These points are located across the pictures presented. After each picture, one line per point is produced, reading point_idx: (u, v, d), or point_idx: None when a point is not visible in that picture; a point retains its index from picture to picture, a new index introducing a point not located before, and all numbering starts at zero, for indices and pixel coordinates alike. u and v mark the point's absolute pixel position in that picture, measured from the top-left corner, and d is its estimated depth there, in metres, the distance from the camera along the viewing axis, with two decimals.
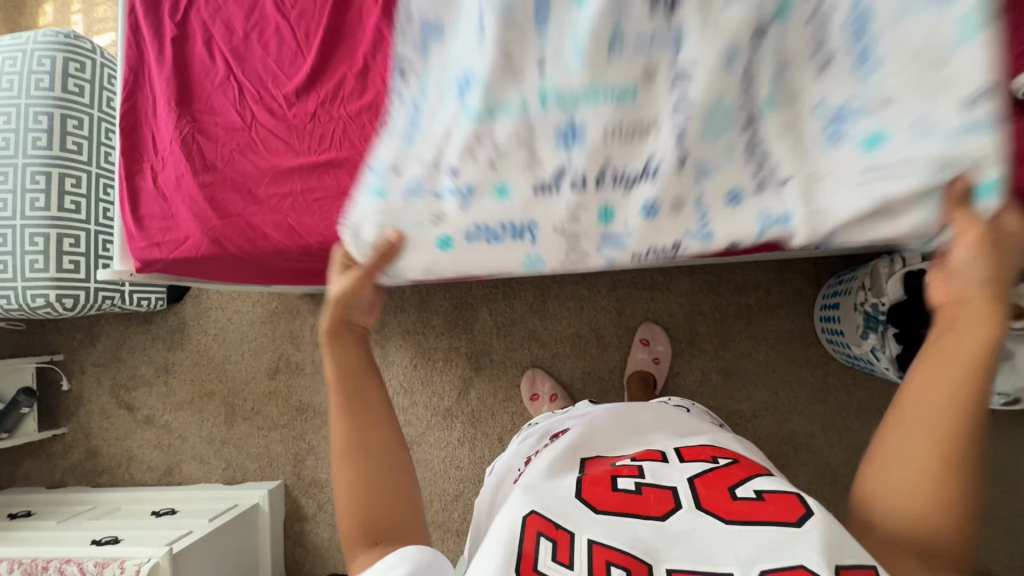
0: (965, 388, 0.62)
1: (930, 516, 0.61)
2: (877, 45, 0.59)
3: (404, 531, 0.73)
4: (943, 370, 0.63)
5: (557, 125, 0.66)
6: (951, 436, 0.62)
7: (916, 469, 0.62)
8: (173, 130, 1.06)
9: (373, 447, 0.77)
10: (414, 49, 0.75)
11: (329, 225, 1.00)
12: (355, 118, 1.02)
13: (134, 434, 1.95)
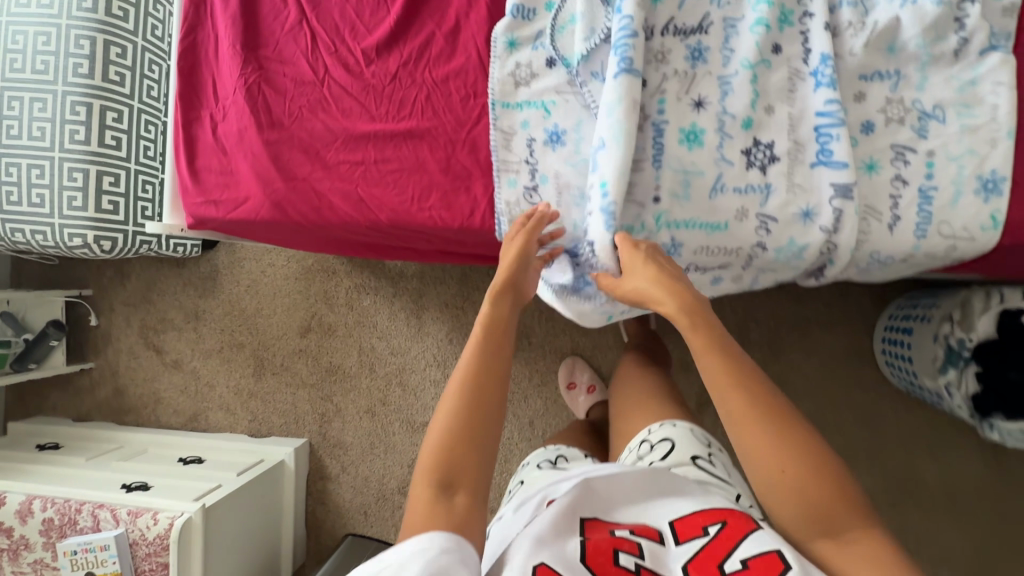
0: (743, 379, 0.68)
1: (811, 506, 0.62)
2: (933, 218, 0.76)
3: (474, 484, 0.67)
4: (723, 380, 0.69)
5: (663, 242, 0.83)
6: (770, 420, 0.66)
7: (781, 482, 0.63)
8: (238, 78, 0.96)
9: (477, 394, 0.72)
10: (527, 153, 0.87)
11: (404, 202, 0.93)
12: (441, 84, 0.91)
13: (162, 376, 1.94)
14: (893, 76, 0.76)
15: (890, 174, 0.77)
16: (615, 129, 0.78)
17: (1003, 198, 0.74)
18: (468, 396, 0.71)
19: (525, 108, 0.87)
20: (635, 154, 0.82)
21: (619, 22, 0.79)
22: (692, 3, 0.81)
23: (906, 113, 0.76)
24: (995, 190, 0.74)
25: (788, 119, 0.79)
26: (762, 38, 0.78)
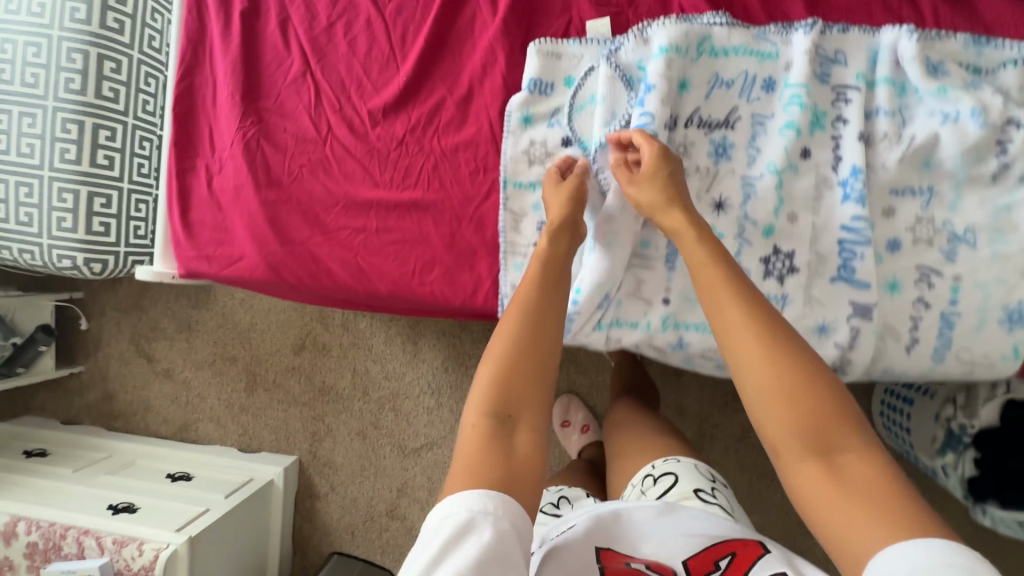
0: (745, 314, 0.63)
1: (808, 427, 0.57)
2: (952, 344, 0.73)
3: (534, 423, 0.65)
4: (722, 308, 0.64)
5: (669, 341, 0.81)
6: (764, 351, 0.60)
7: (778, 398, 0.58)
8: (236, 131, 0.91)
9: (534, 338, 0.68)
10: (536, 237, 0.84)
11: (404, 274, 0.89)
12: (449, 155, 0.87)
13: (152, 384, 1.92)
14: (926, 193, 0.72)
15: (912, 295, 0.73)
16: (608, 233, 0.78)
17: None
18: (525, 337, 0.68)
19: (538, 189, 0.84)
20: (646, 251, 0.80)
21: (637, 117, 0.76)
22: (719, 96, 0.77)
23: (935, 233, 0.72)
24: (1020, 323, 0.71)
25: (811, 229, 0.75)
26: (791, 143, 0.74)
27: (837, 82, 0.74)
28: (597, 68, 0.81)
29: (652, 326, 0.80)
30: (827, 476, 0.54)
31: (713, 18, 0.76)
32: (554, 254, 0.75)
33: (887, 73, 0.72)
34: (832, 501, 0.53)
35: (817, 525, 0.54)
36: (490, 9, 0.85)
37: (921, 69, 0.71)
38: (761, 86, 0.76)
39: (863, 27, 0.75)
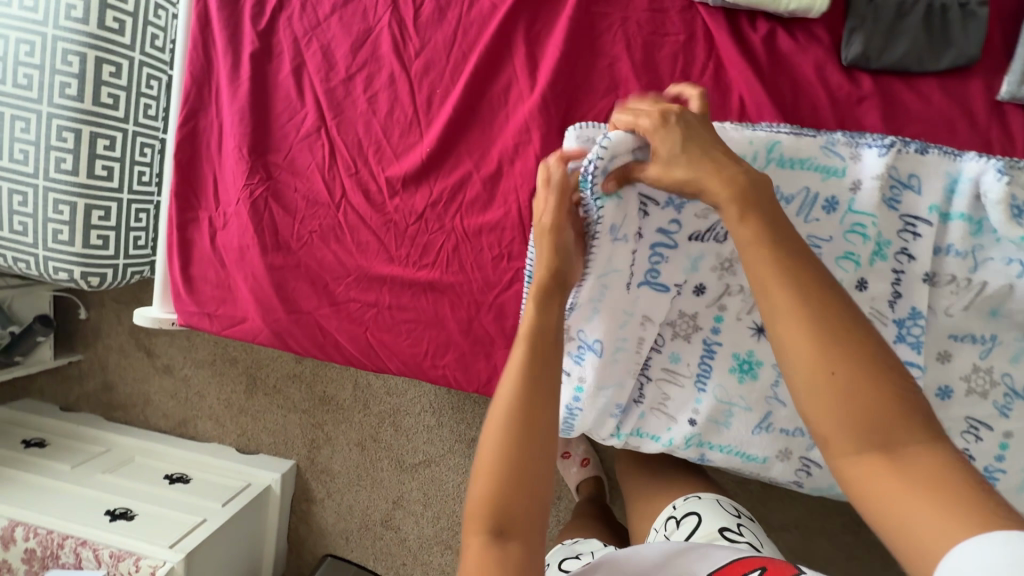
0: (803, 294, 0.49)
1: (870, 416, 0.44)
2: None
3: (533, 529, 0.57)
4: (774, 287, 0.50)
5: (689, 456, 0.78)
6: (808, 335, 0.47)
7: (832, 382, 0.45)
8: (243, 188, 0.85)
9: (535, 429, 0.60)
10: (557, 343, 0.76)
11: (416, 354, 0.84)
12: (472, 237, 0.80)
13: (151, 379, 1.90)
14: (988, 341, 0.66)
15: (957, 445, 0.69)
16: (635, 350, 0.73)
17: None
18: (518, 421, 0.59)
19: None
20: (676, 364, 0.74)
21: (667, 220, 0.69)
22: None
23: (993, 386, 0.67)
24: None
25: None
26: (848, 274, 0.67)
27: (908, 210, 0.66)
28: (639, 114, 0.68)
29: (672, 443, 0.76)
30: (893, 474, 0.42)
31: (778, 126, 0.69)
32: (548, 321, 0.65)
33: (965, 210, 0.64)
34: (899, 498, 0.41)
35: (871, 512, 0.43)
36: (528, 82, 0.76)
37: (1005, 213, 0.62)
38: (821, 206, 0.67)
39: (945, 148, 0.66)
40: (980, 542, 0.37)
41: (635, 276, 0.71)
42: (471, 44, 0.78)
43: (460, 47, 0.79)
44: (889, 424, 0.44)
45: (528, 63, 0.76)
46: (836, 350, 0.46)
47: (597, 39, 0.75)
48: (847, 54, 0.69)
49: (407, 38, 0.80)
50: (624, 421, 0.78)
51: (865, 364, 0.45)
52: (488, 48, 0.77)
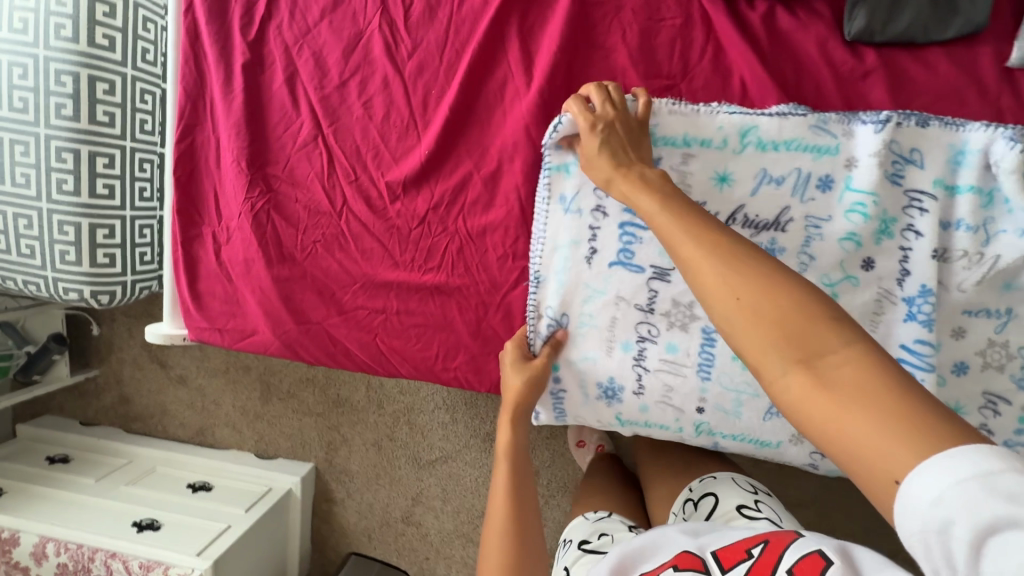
0: (705, 241, 0.50)
1: (793, 343, 0.42)
2: None
3: None
4: (681, 248, 0.51)
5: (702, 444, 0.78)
6: (720, 273, 0.47)
7: (748, 317, 0.45)
8: (243, 201, 0.85)
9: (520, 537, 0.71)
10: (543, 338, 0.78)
11: (427, 358, 0.85)
12: (476, 238, 0.80)
13: (167, 390, 1.92)
14: (1004, 314, 0.66)
15: (975, 421, 0.69)
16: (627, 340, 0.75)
17: None
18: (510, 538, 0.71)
19: (563, 278, 0.76)
20: (671, 355, 0.73)
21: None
22: (768, 194, 0.69)
23: (1011, 359, 0.66)
24: None
25: None
26: (849, 254, 0.68)
27: (911, 185, 0.66)
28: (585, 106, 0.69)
29: (682, 432, 0.76)
30: (827, 393, 0.40)
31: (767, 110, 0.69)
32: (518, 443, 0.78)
33: (974, 181, 0.64)
34: (840, 421, 0.39)
35: (823, 446, 0.41)
36: (524, 78, 0.75)
37: (1018, 181, 0.62)
38: (817, 185, 0.68)
39: (946, 119, 0.66)
40: (931, 463, 0.35)
41: (600, 251, 0.74)
42: (465, 41, 0.77)
43: (452, 45, 0.77)
44: (816, 349, 0.42)
45: (522, 58, 0.75)
46: (746, 281, 0.46)
47: (593, 29, 0.73)
48: (851, 29, 0.67)
49: (398, 39, 0.79)
50: (621, 412, 0.77)
51: (778, 290, 0.45)
52: (480, 46, 0.75)
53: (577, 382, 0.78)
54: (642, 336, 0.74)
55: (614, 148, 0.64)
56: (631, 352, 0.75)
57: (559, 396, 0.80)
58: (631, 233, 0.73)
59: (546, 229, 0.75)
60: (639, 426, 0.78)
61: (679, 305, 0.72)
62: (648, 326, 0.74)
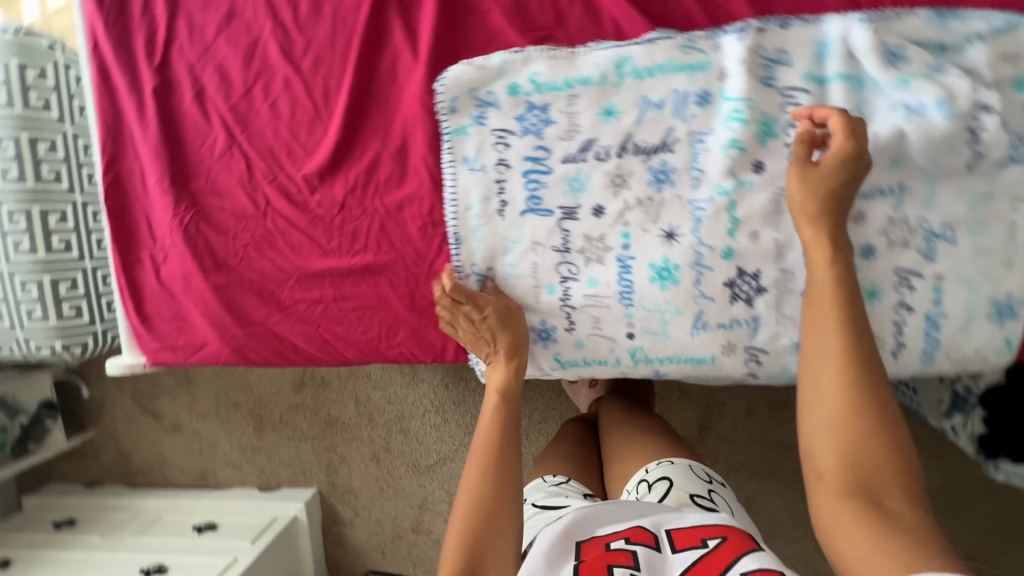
0: (848, 359, 0.59)
1: (863, 475, 0.56)
2: (942, 346, 0.70)
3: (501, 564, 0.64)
4: (820, 359, 0.61)
5: (642, 373, 0.79)
6: (852, 388, 0.58)
7: (847, 435, 0.57)
8: (172, 218, 0.88)
9: (495, 477, 0.69)
10: None
11: (371, 339, 0.87)
12: (394, 213, 0.83)
13: (163, 439, 1.94)
14: (897, 192, 0.67)
15: (893, 300, 0.69)
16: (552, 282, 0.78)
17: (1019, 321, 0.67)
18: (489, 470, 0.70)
19: (480, 236, 0.78)
20: (594, 288, 0.77)
21: (531, 147, 0.75)
22: (652, 119, 0.72)
23: (911, 233, 0.67)
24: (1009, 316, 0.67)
25: (775, 246, 0.71)
26: (737, 161, 0.70)
27: (784, 84, 0.68)
28: (467, 65, 0.74)
29: (618, 363, 0.78)
30: (872, 518, 0.53)
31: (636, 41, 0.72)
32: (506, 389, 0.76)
33: (840, 69, 0.66)
34: (865, 535, 0.53)
35: (837, 539, 0.55)
36: (411, 53, 0.79)
37: (877, 59, 0.64)
38: (695, 101, 0.70)
39: (805, 17, 0.68)
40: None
41: (510, 203, 0.77)
42: (351, 29, 0.80)
43: (341, 35, 0.81)
44: (879, 485, 0.55)
45: (406, 35, 0.79)
46: (865, 410, 0.57)
47: None
48: None
49: (291, 39, 0.83)
50: (559, 354, 0.80)
51: (876, 430, 0.57)
52: (365, 31, 0.79)
53: None
54: (564, 277, 0.77)
55: (844, 173, 0.62)
56: (557, 293, 0.78)
57: None
58: (536, 179, 0.76)
59: (456, 191, 0.78)
60: (579, 366, 0.81)
61: (592, 239, 0.76)
62: (568, 266, 0.77)
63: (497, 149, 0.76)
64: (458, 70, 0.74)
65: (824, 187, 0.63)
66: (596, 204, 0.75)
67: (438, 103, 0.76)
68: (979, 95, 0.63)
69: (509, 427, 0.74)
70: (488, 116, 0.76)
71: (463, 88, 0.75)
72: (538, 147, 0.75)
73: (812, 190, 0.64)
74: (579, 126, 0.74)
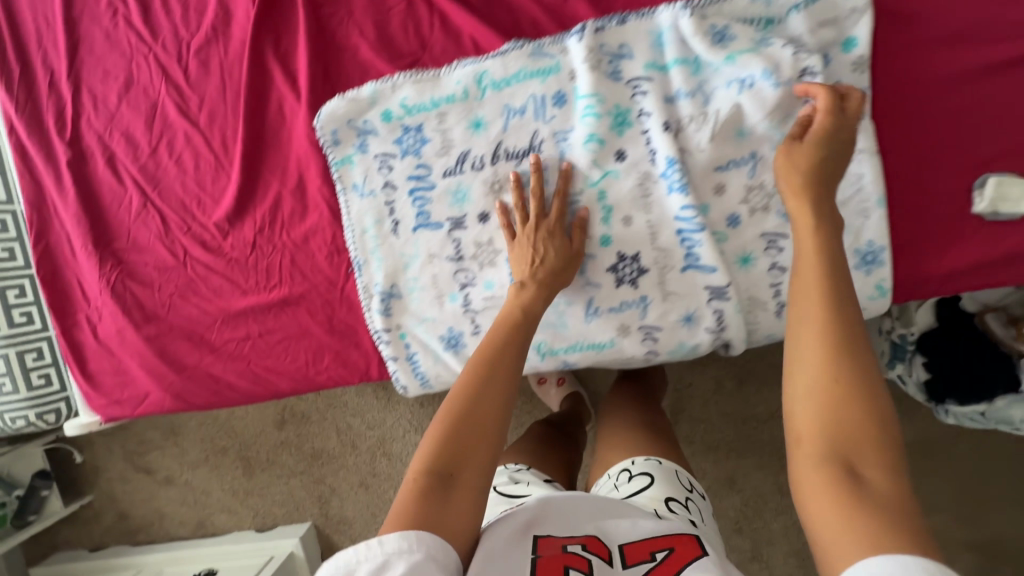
0: (833, 308, 0.53)
1: (842, 441, 0.49)
2: None
3: (478, 480, 0.58)
4: (802, 305, 0.54)
5: (553, 365, 0.83)
6: (832, 349, 0.51)
7: (825, 392, 0.50)
8: (100, 280, 0.93)
9: (484, 403, 0.61)
10: (380, 315, 0.84)
11: (299, 368, 0.90)
12: (302, 245, 0.87)
13: (158, 494, 1.97)
14: (749, 161, 0.70)
15: (766, 264, 0.73)
16: (452, 290, 0.82)
17: (884, 270, 0.70)
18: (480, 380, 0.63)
19: (380, 258, 0.82)
20: (492, 290, 0.80)
21: (413, 167, 0.80)
22: (517, 125, 0.76)
23: (769, 198, 0.71)
24: (873, 265, 0.70)
25: (648, 226, 0.74)
26: (598, 152, 0.74)
27: (629, 76, 0.72)
28: (341, 101, 0.80)
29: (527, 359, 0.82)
30: (850, 486, 0.46)
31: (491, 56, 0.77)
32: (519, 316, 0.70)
33: (676, 55, 0.70)
34: (846, 511, 0.45)
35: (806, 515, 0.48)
36: (294, 95, 0.84)
37: (704, 42, 0.69)
38: (552, 103, 0.75)
39: (640, 11, 0.72)
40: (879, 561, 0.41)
41: (402, 221, 0.81)
42: (237, 81, 0.86)
43: (230, 88, 0.86)
44: (858, 452, 0.48)
45: (287, 79, 0.84)
46: (851, 371, 0.50)
47: (334, 38, 0.82)
48: None
49: (186, 97, 0.88)
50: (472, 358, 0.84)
51: (865, 395, 0.49)
52: (248, 81, 0.84)
53: (423, 345, 0.84)
54: (464, 283, 0.81)
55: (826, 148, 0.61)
56: (460, 300, 0.82)
57: (416, 363, 0.85)
58: (423, 196, 0.80)
59: (351, 217, 0.82)
60: None
61: (483, 245, 0.80)
62: (465, 272, 0.81)
63: (383, 172, 0.81)
64: (334, 107, 0.80)
65: (806, 161, 0.61)
66: (481, 211, 0.79)
67: (322, 138, 0.81)
68: (802, 62, 0.66)
69: (513, 356, 0.66)
70: (369, 143, 0.80)
71: (342, 122, 0.80)
72: (419, 165, 0.79)
73: (791, 164, 0.62)
74: (452, 140, 0.78)
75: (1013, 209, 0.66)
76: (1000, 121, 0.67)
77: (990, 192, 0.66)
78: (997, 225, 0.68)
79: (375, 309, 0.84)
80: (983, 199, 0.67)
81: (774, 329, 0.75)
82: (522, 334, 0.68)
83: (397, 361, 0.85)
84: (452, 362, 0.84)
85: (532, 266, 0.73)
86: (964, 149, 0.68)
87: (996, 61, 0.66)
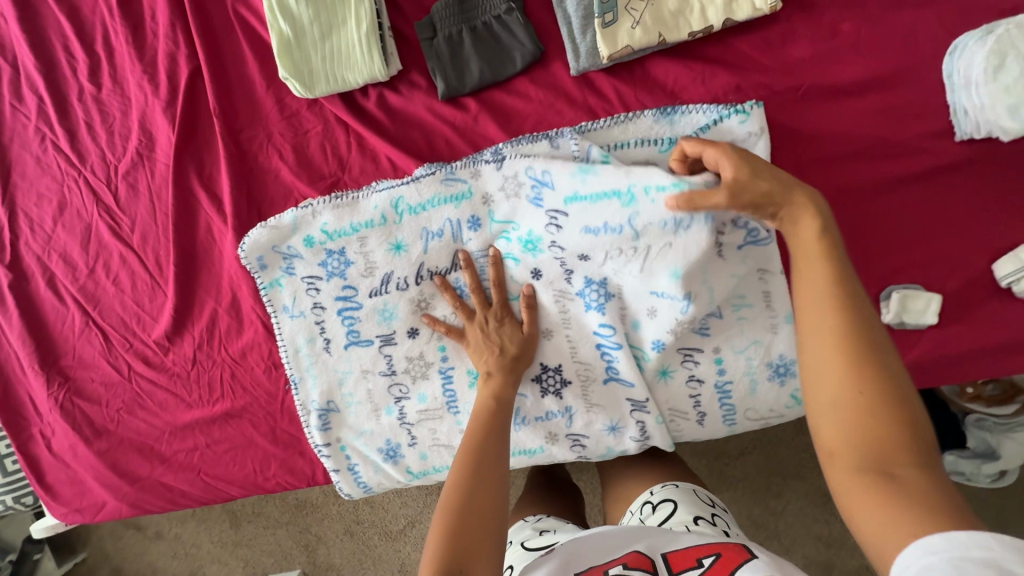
0: (844, 310, 0.53)
1: (874, 451, 0.48)
2: (737, 408, 0.75)
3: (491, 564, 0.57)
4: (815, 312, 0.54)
5: None
6: (849, 347, 0.51)
7: (854, 409, 0.50)
8: (48, 398, 0.94)
9: (488, 491, 0.61)
10: (318, 429, 0.85)
11: (248, 475, 0.92)
12: (240, 360, 0.89)
13: (148, 548, 1.85)
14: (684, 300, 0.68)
15: (683, 375, 0.74)
16: (387, 403, 0.83)
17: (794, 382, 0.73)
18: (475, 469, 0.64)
19: (314, 373, 0.84)
20: (425, 403, 0.82)
21: (340, 288, 0.80)
22: (436, 247, 0.77)
23: None
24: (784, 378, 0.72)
25: (569, 342, 0.76)
26: (517, 272, 0.75)
27: None
28: (262, 228, 0.80)
29: None
30: (892, 495, 0.46)
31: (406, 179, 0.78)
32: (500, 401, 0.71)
33: None
34: (893, 528, 0.45)
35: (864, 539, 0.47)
36: (221, 218, 0.85)
37: None
38: (467, 226, 0.76)
39: (546, 134, 0.73)
40: (934, 540, 0.42)
41: (333, 339, 0.82)
42: (166, 204, 0.87)
43: (160, 210, 0.88)
44: (894, 459, 0.48)
45: (214, 203, 0.85)
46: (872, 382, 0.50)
47: (256, 162, 0.83)
48: (439, 91, 0.76)
49: (118, 219, 0.89)
50: (410, 466, 0.86)
51: (890, 400, 0.49)
52: (177, 205, 0.86)
53: (361, 454, 0.86)
54: (398, 396, 0.83)
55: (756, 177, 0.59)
56: (395, 413, 0.83)
57: (354, 471, 0.87)
58: (353, 314, 0.81)
59: (283, 337, 0.83)
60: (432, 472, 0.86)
61: (414, 361, 0.81)
62: (398, 386, 0.82)
63: (310, 291, 0.81)
64: (254, 234, 0.80)
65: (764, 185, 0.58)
66: (409, 328, 0.80)
67: (247, 265, 0.81)
68: None
69: (499, 439, 0.67)
70: (295, 267, 0.81)
71: (266, 246, 0.81)
72: (346, 285, 0.80)
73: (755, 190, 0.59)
74: (375, 262, 0.79)
75: (918, 320, 0.68)
76: (898, 237, 0.68)
77: (895, 306, 0.67)
78: (905, 333, 0.70)
79: (313, 424, 0.85)
80: (889, 311, 0.68)
81: (696, 432, 0.78)
82: (502, 422, 0.69)
83: (337, 470, 0.87)
84: (389, 469, 0.86)
85: (492, 356, 0.74)
86: (869, 263, 0.69)
87: (890, 178, 0.68)
